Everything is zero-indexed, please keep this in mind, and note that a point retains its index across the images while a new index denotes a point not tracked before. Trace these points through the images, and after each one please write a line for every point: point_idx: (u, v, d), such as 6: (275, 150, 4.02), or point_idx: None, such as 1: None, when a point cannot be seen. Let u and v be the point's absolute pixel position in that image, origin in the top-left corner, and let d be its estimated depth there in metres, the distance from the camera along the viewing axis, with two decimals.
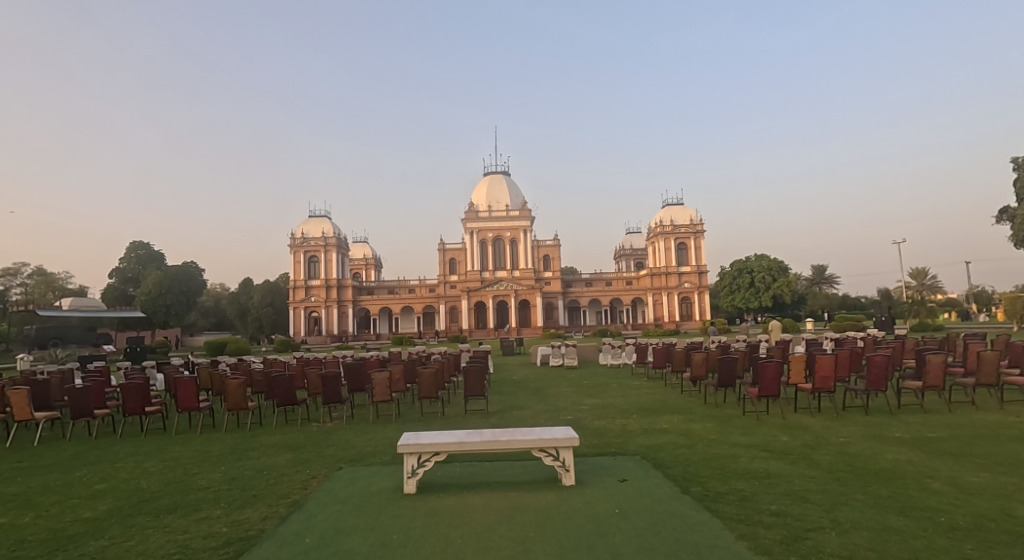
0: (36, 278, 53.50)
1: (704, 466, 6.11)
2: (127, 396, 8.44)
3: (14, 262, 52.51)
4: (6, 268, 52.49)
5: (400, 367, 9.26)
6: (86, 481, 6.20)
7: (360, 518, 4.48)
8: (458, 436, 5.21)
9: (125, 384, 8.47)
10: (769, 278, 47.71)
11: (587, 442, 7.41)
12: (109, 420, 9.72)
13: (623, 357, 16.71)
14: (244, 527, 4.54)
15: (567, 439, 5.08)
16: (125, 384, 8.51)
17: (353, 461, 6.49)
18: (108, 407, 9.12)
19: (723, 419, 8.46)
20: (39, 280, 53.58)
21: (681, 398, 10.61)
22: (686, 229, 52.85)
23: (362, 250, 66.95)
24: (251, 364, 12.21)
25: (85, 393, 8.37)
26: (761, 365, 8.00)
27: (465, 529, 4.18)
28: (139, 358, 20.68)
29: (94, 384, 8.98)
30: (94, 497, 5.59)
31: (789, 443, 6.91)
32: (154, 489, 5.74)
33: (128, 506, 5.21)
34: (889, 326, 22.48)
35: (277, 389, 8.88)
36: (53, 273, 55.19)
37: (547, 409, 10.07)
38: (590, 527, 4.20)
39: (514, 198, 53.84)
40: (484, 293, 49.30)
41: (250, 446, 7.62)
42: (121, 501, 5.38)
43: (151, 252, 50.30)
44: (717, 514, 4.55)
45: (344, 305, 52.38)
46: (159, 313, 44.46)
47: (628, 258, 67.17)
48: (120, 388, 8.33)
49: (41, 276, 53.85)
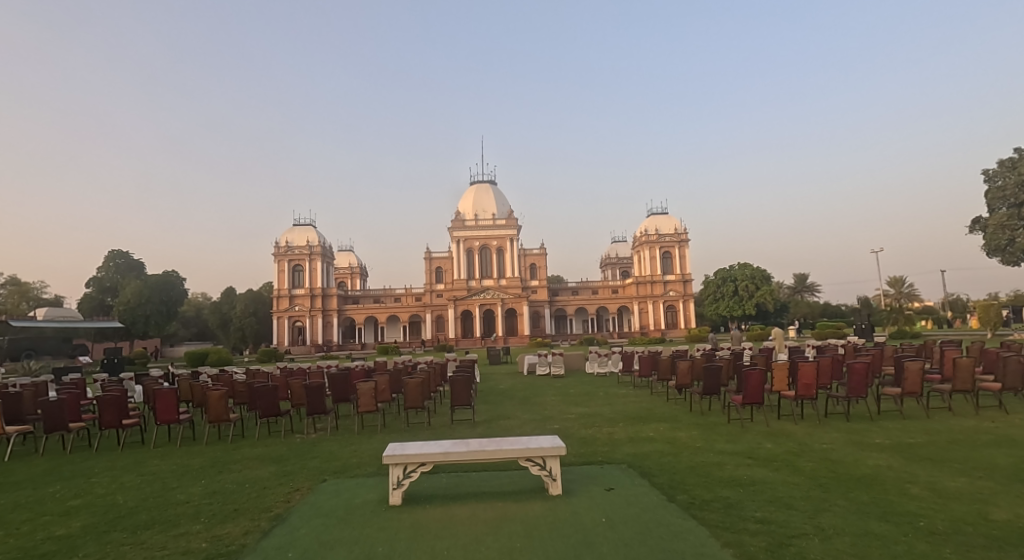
0: (9, 287, 52.57)
1: (690, 474, 6.14)
2: (103, 410, 8.27)
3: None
4: None
5: (386, 378, 9.18)
6: (60, 497, 6.08)
7: (344, 531, 4.44)
8: (445, 446, 5.19)
9: (101, 397, 8.30)
10: (752, 286, 48.16)
11: (573, 451, 7.43)
12: (84, 434, 9.53)
13: (610, 365, 16.77)
14: (224, 542, 4.49)
15: (554, 448, 5.10)
16: (101, 397, 8.35)
17: (338, 473, 6.44)
18: (83, 420, 8.92)
19: (709, 427, 8.53)
20: (13, 289, 52.70)
21: (666, 407, 10.66)
22: (671, 238, 53.26)
23: (348, 258, 66.68)
24: (234, 375, 12.03)
25: (59, 406, 8.18)
26: (745, 373, 8.08)
27: (451, 541, 4.16)
28: (117, 369, 20.27)
29: (69, 397, 8.80)
30: (68, 513, 5.48)
31: (773, 449, 6.98)
32: (131, 504, 5.65)
33: (103, 523, 5.13)
34: (869, 334, 22.88)
35: (259, 401, 8.78)
36: (28, 282, 54.25)
37: (534, 419, 10.07)
38: (577, 537, 4.21)
39: (501, 206, 53.98)
40: (471, 302, 49.36)
41: (232, 458, 7.53)
42: (97, 517, 5.29)
43: (131, 261, 49.76)
44: (703, 522, 4.58)
45: (329, 314, 51.92)
46: (138, 323, 43.81)
47: (614, 266, 67.64)
48: (96, 400, 8.18)
49: (15, 285, 52.89)
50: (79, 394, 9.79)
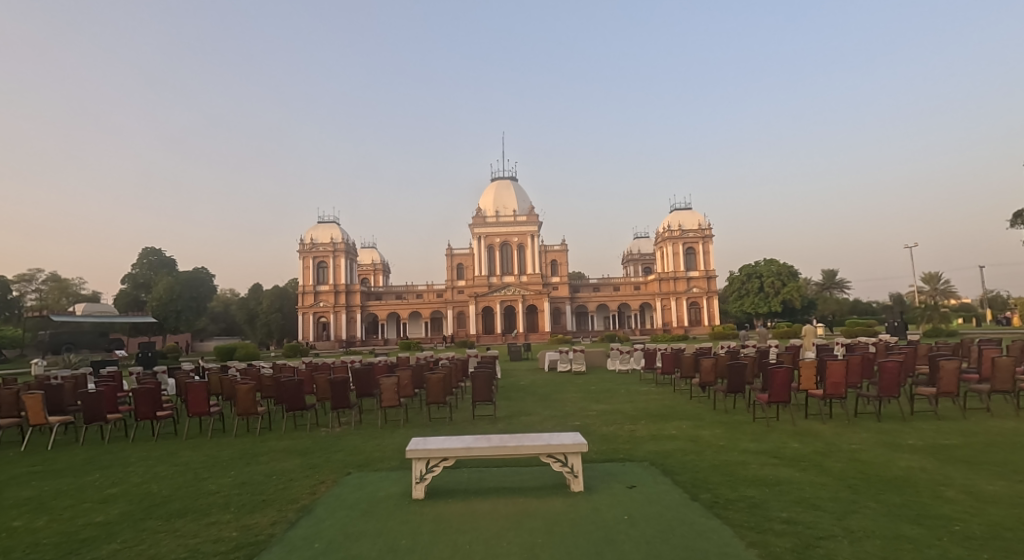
0: (50, 284, 54.55)
1: (715, 473, 6.06)
2: (138, 401, 8.46)
3: (29, 269, 53.49)
4: (22, 274, 53.72)
5: (409, 372, 9.22)
6: (98, 485, 6.23)
7: (369, 523, 4.47)
8: (467, 441, 5.19)
9: (137, 389, 8.49)
10: (779, 283, 47.33)
11: (595, 448, 7.39)
12: (121, 425, 9.81)
13: (632, 362, 16.60)
14: (254, 531, 4.55)
15: (576, 445, 5.06)
16: (137, 388, 8.54)
17: (363, 466, 6.48)
18: (120, 411, 9.15)
19: (733, 425, 8.40)
20: (53, 286, 54.65)
21: (689, 404, 10.54)
22: (694, 234, 52.52)
23: (371, 255, 67.39)
24: (261, 370, 12.22)
25: (97, 398, 8.39)
26: (771, 371, 7.94)
27: (473, 535, 4.15)
28: (152, 363, 20.87)
29: (106, 388, 9.02)
30: (106, 501, 5.62)
31: (800, 449, 6.85)
32: (165, 493, 5.76)
33: (139, 510, 5.24)
34: (902, 332, 22.36)
35: (285, 394, 8.88)
36: (67, 279, 56.10)
37: (556, 415, 10.04)
38: (599, 534, 4.18)
39: (522, 203, 53.86)
40: (492, 298, 49.50)
41: (260, 450, 7.65)
42: (133, 505, 5.41)
43: (163, 258, 51.03)
44: (727, 522, 4.51)
45: (352, 310, 52.42)
46: (170, 318, 44.78)
47: (636, 263, 67.08)
48: (132, 392, 8.35)
49: (55, 282, 54.78)
50: (117, 385, 10.06)
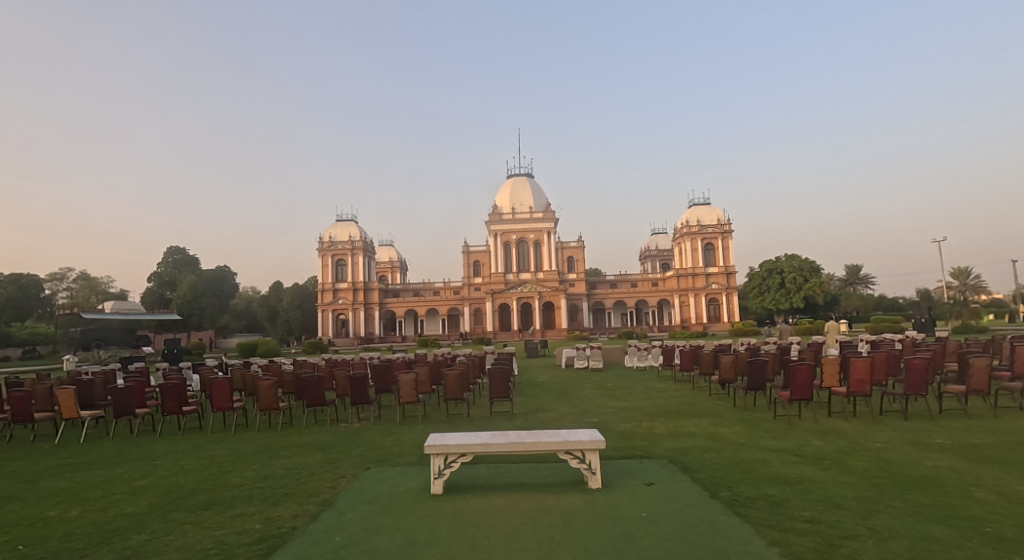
0: (80, 282, 55.93)
1: (734, 471, 5.99)
2: (164, 396, 8.59)
3: (61, 268, 54.98)
4: (53, 273, 55.18)
5: (426, 368, 9.24)
6: (128, 477, 6.34)
7: (388, 517, 4.48)
8: (485, 437, 5.17)
9: (164, 384, 8.62)
10: (801, 278, 46.68)
11: (612, 445, 7.34)
12: (148, 419, 9.98)
13: (650, 359, 16.48)
14: (276, 524, 4.58)
15: (593, 441, 5.02)
16: (163, 384, 8.67)
17: (381, 461, 6.51)
18: (148, 406, 9.30)
19: (753, 423, 8.29)
20: (83, 284, 56.01)
21: (708, 402, 10.42)
22: (713, 229, 52.00)
23: (388, 253, 67.87)
24: (282, 365, 12.36)
25: (126, 393, 8.54)
26: (793, 368, 7.81)
27: (490, 531, 4.13)
28: (176, 360, 21.22)
29: (134, 383, 9.18)
30: (135, 492, 5.70)
31: (822, 447, 6.73)
32: (191, 486, 5.84)
33: (167, 502, 5.31)
34: (930, 328, 21.93)
35: (306, 390, 8.96)
36: (96, 277, 57.46)
37: (572, 412, 9.99)
38: (616, 530, 4.14)
39: (538, 199, 53.69)
40: (508, 295, 49.52)
41: (281, 445, 7.72)
42: (161, 497, 5.48)
43: (187, 257, 51.94)
44: (747, 520, 4.44)
45: (370, 307, 52.84)
46: (194, 315, 45.57)
47: (654, 259, 66.67)
48: (159, 388, 8.49)
49: (85, 281, 56.08)
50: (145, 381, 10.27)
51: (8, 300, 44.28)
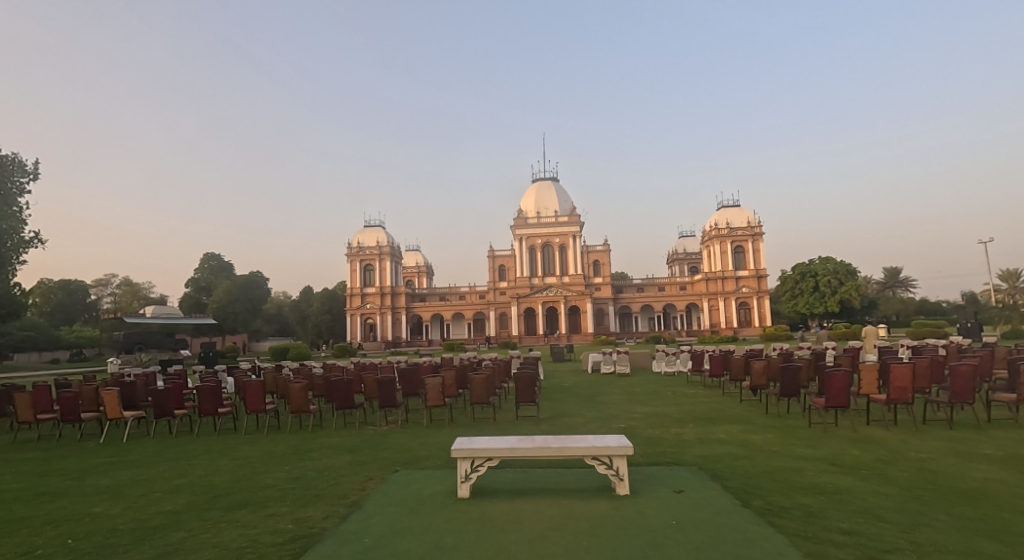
0: (123, 288, 57.85)
1: (767, 479, 5.79)
2: (201, 398, 8.73)
3: (104, 274, 57.02)
4: (98, 279, 57.24)
5: (452, 372, 9.20)
6: (167, 475, 6.46)
7: (416, 520, 4.44)
8: (511, 441, 5.11)
9: (201, 386, 8.77)
10: (836, 282, 45.52)
11: (639, 451, 7.19)
12: (186, 420, 10.18)
13: (679, 364, 16.18)
14: (307, 524, 4.58)
15: (620, 447, 4.90)
16: (200, 386, 8.82)
17: (409, 464, 6.49)
18: (186, 407, 9.48)
19: (787, 431, 8.04)
20: (126, 290, 57.89)
21: (739, 408, 10.16)
22: (743, 232, 51.05)
23: (414, 258, 68.38)
24: (313, 369, 12.50)
25: (167, 394, 8.72)
26: (828, 374, 7.55)
27: (516, 535, 4.06)
28: (212, 363, 21.70)
29: (174, 385, 9.38)
30: (174, 491, 5.79)
31: (861, 457, 6.48)
32: (226, 485, 5.91)
33: (204, 500, 5.38)
34: (976, 333, 21.04)
35: (335, 393, 9.01)
36: (138, 283, 59.32)
37: (599, 417, 9.85)
38: (645, 538, 4.02)
39: (564, 203, 53.47)
40: (534, 299, 49.39)
41: (312, 447, 7.77)
42: (199, 495, 5.55)
43: (223, 263, 53.20)
44: (781, 530, 4.27)
45: (397, 312, 53.22)
46: (228, 320, 46.63)
47: (682, 262, 65.80)
48: (196, 389, 8.64)
49: (128, 286, 57.93)
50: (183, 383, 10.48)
51: (57, 305, 46.94)
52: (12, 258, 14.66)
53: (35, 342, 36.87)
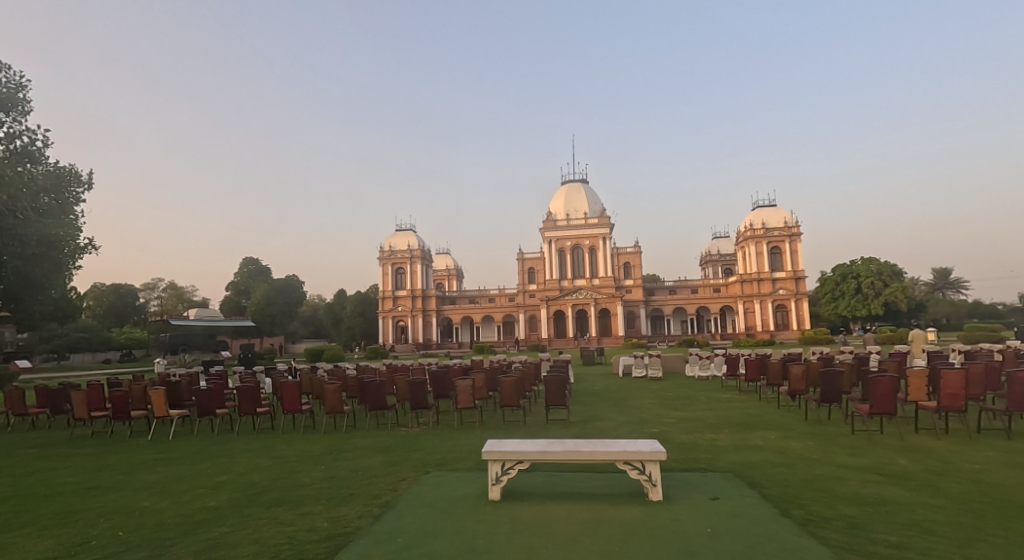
0: (168, 292, 59.80)
1: (807, 488, 5.54)
2: (241, 398, 8.87)
3: (151, 278, 59.00)
4: (145, 283, 59.30)
5: (483, 375, 9.14)
6: (209, 472, 6.55)
7: (448, 521, 4.37)
8: (543, 444, 5.01)
9: (241, 386, 8.91)
10: (880, 283, 44.06)
11: (673, 456, 7.00)
12: (227, 419, 10.37)
13: (713, 368, 15.79)
14: (342, 523, 4.56)
15: (654, 452, 4.75)
16: (240, 385, 8.96)
17: (440, 466, 6.44)
18: (227, 406, 9.65)
19: (828, 438, 7.73)
20: (172, 293, 59.79)
21: (777, 414, 9.83)
22: (780, 232, 49.84)
23: (445, 261, 68.80)
24: (346, 370, 12.62)
25: (209, 393, 8.89)
26: (873, 380, 7.23)
27: (550, 539, 3.96)
28: (251, 364, 22.17)
29: (216, 385, 9.56)
30: (216, 487, 5.86)
31: (909, 467, 6.17)
32: (265, 483, 5.95)
33: (244, 497, 5.42)
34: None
35: (368, 394, 9.04)
36: (182, 287, 61.23)
37: (631, 422, 9.64)
38: (680, 545, 3.87)
39: (593, 205, 53.09)
40: (564, 302, 49.13)
41: (346, 447, 7.80)
42: (239, 492, 5.60)
43: (261, 267, 54.45)
44: (824, 542, 4.06)
45: (428, 314, 53.57)
46: (266, 322, 47.68)
47: (715, 264, 64.64)
48: (236, 389, 8.77)
49: (173, 290, 59.81)
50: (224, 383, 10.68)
51: (109, 308, 48.77)
52: (69, 265, 15.21)
53: (89, 343, 38.43)
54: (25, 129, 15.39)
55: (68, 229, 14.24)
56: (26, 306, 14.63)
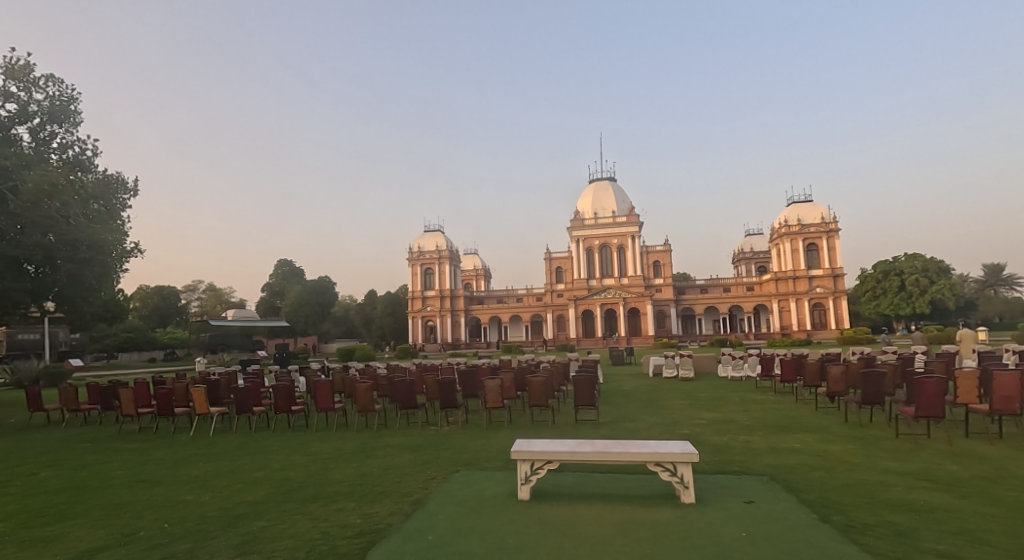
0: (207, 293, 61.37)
1: (848, 493, 5.31)
2: (277, 396, 8.97)
3: (191, 280, 60.66)
4: (186, 285, 61.02)
5: (511, 374, 9.05)
6: (247, 468, 6.63)
7: (478, 520, 4.30)
8: (573, 444, 4.90)
9: (276, 384, 9.01)
10: (925, 280, 42.58)
11: (706, 459, 6.81)
12: (265, 417, 10.53)
13: (747, 369, 15.42)
14: (374, 520, 4.53)
15: (685, 453, 4.60)
16: (276, 384, 9.06)
17: (469, 465, 6.38)
18: (264, 404, 9.79)
19: (870, 441, 7.42)
20: (210, 294, 61.33)
21: (815, 416, 9.50)
22: (817, 228, 48.60)
23: (472, 261, 69.03)
24: (377, 370, 12.70)
25: (247, 392, 9.02)
26: (919, 381, 6.91)
27: (581, 540, 3.85)
28: (286, 364, 22.54)
29: (253, 383, 9.69)
30: (254, 482, 5.92)
31: (958, 473, 5.86)
32: (300, 479, 5.98)
33: (280, 493, 5.45)
34: None
35: (398, 393, 9.04)
36: (220, 288, 62.78)
37: (662, 423, 9.45)
38: (715, 549, 3.72)
39: (622, 203, 52.56)
40: (592, 301, 48.81)
41: (377, 445, 7.81)
42: (275, 488, 5.64)
43: (295, 268, 55.44)
44: (867, 549, 3.86)
45: (456, 314, 53.79)
46: (300, 322, 48.56)
47: (749, 262, 63.41)
48: (272, 387, 8.88)
49: (212, 292, 61.36)
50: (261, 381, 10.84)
51: (154, 309, 50.28)
52: (118, 269, 15.52)
53: (137, 342, 39.76)
54: (78, 139, 15.85)
55: (117, 234, 14.54)
56: (78, 309, 14.98)
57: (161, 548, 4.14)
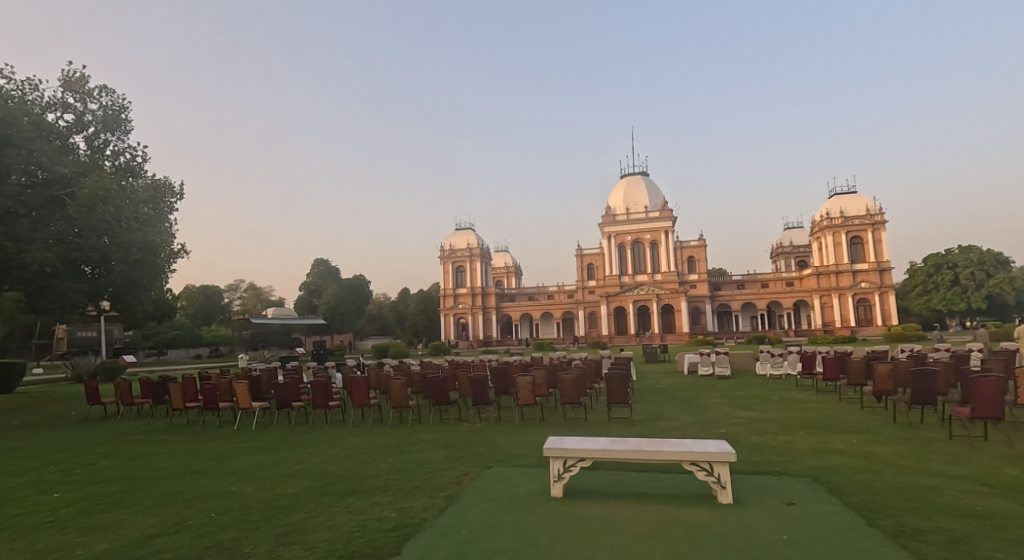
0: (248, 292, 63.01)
1: (898, 497, 5.02)
2: (315, 392, 9.05)
3: (232, 280, 62.34)
4: (227, 285, 62.75)
5: (543, 371, 8.92)
6: (287, 461, 6.68)
7: (512, 516, 4.21)
8: (607, 441, 4.75)
9: (314, 381, 9.09)
10: (981, 274, 40.83)
11: (745, 459, 6.57)
12: (303, 412, 10.66)
13: (786, 367, 14.94)
14: (409, 514, 4.48)
15: (723, 453, 4.40)
16: (314, 379, 9.15)
17: (502, 462, 6.29)
18: (303, 399, 9.91)
19: (920, 443, 7.05)
20: (251, 293, 62.95)
21: (859, 416, 9.10)
22: (861, 221, 47.02)
23: (503, 258, 69.09)
24: (412, 366, 12.75)
25: (286, 387, 9.12)
26: (976, 380, 6.52)
27: (616, 539, 3.72)
28: (323, 360, 22.87)
29: (293, 379, 9.81)
30: (294, 475, 5.95)
31: (1017, 478, 5.49)
32: (339, 473, 5.99)
33: (319, 486, 5.45)
34: None
35: (431, 389, 9.02)
36: (259, 287, 64.38)
37: (698, 422, 9.19)
38: (757, 552, 3.54)
39: (654, 199, 51.79)
40: (625, 298, 48.29)
41: (412, 441, 7.79)
42: (315, 481, 5.65)
43: (331, 267, 56.42)
44: (921, 556, 3.62)
45: (488, 311, 53.89)
46: (336, 320, 49.40)
47: (788, 257, 61.80)
48: (310, 382, 8.96)
49: (252, 291, 63.00)
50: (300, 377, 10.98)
51: (199, 307, 51.93)
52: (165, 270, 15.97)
53: (184, 340, 41.11)
54: (128, 145, 16.32)
55: (164, 237, 14.93)
56: (130, 308, 15.49)
57: (205, 537, 4.17)
